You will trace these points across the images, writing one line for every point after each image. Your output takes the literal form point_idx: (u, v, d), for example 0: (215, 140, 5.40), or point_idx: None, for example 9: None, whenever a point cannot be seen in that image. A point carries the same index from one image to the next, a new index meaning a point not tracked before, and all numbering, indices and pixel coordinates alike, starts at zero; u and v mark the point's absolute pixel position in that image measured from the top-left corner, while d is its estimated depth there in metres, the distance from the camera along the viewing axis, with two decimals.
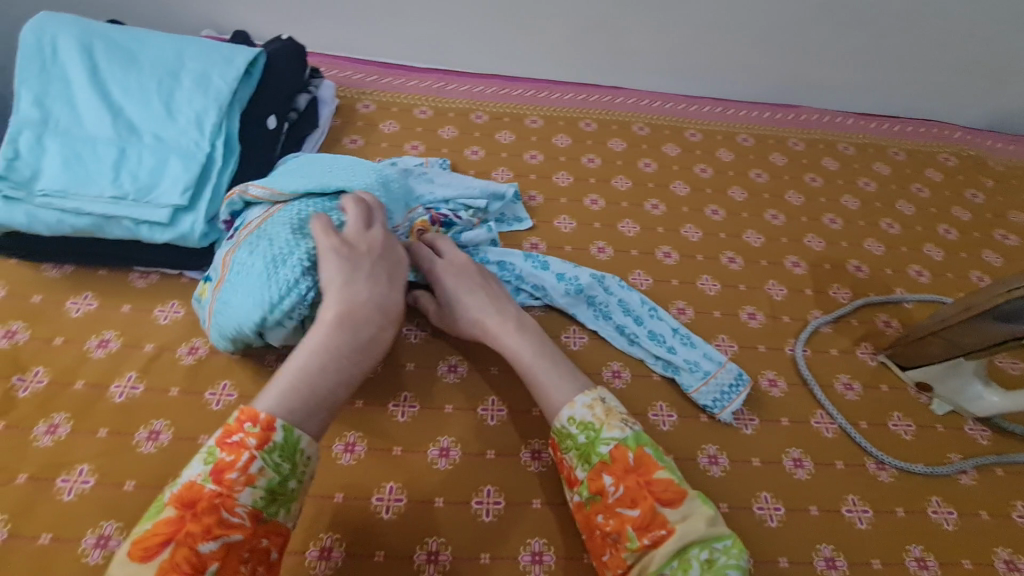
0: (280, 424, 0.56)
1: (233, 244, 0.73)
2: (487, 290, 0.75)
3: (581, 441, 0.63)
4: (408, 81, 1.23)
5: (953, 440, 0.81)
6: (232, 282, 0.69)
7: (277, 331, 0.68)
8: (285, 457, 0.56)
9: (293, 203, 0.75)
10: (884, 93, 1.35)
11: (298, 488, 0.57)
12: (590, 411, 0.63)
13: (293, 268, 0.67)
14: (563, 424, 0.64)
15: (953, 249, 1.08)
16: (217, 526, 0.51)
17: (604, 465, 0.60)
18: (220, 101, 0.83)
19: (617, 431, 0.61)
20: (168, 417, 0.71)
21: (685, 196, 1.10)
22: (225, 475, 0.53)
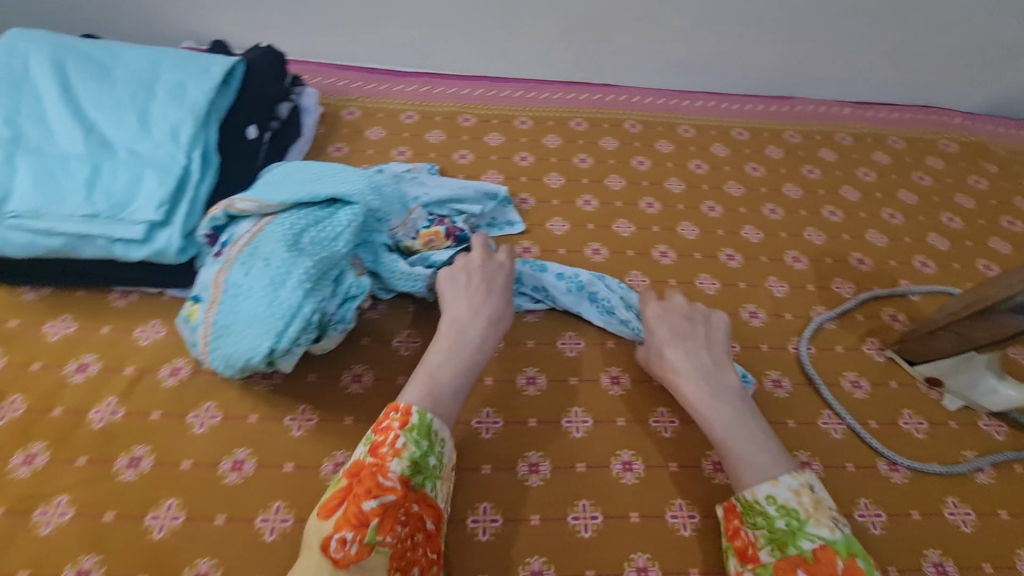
0: (417, 408, 0.62)
1: (218, 260, 0.70)
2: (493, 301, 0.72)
3: (778, 525, 0.59)
4: (393, 86, 1.21)
5: (967, 437, 0.78)
6: (223, 302, 0.66)
7: (259, 352, 0.64)
8: (422, 435, 0.60)
9: (279, 217, 0.73)
10: (880, 81, 1.32)
11: (438, 466, 0.60)
12: (797, 499, 0.60)
13: (291, 287, 0.66)
14: (756, 501, 0.61)
15: (958, 237, 1.05)
16: (376, 487, 0.55)
17: (802, 561, 0.56)
18: (197, 112, 0.80)
19: (825, 530, 0.57)
20: (149, 443, 0.68)
21: (680, 193, 1.08)
22: (381, 449, 0.58)
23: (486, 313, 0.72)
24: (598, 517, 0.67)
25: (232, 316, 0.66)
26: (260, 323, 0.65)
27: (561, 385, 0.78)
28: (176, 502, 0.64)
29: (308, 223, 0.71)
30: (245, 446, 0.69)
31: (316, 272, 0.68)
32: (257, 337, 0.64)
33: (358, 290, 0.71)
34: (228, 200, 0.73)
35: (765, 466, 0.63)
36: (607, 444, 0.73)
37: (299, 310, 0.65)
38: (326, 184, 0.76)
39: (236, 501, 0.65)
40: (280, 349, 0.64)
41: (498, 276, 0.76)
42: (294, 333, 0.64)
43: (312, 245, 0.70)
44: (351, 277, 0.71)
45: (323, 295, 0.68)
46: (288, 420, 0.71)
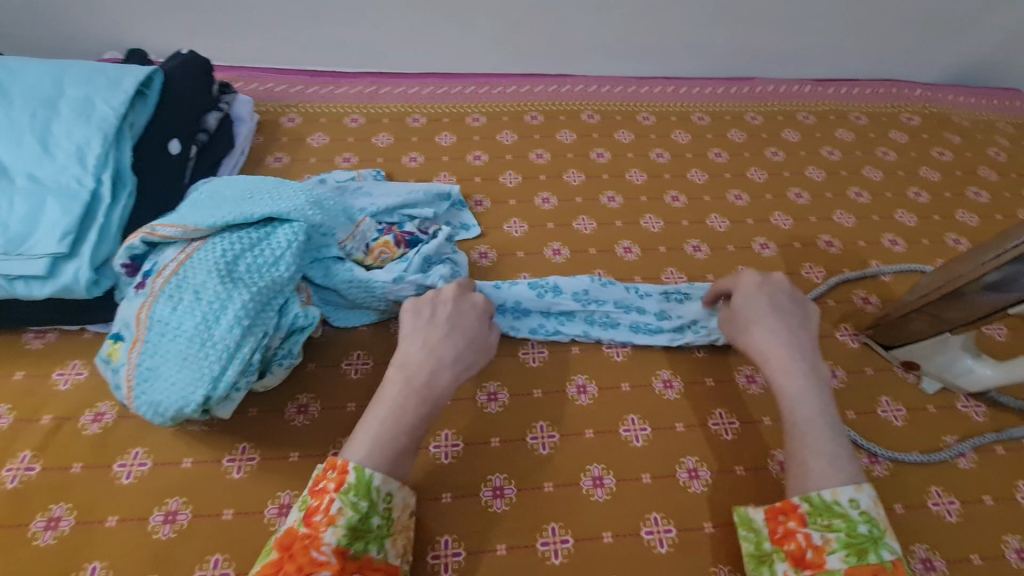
0: (353, 465, 0.56)
1: (141, 294, 0.62)
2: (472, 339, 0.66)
3: (860, 530, 0.55)
4: (336, 88, 1.14)
5: (946, 422, 0.75)
6: (149, 342, 0.59)
7: (193, 395, 0.56)
8: (361, 496, 0.54)
9: (209, 242, 0.64)
10: (839, 56, 1.30)
11: (385, 524, 0.56)
12: (878, 508, 0.56)
13: (226, 324, 0.58)
14: (836, 503, 0.56)
15: (925, 212, 1.03)
16: (309, 564, 0.50)
17: (882, 571, 0.53)
18: (106, 129, 0.73)
19: (899, 543, 0.55)
20: (70, 500, 0.61)
21: (642, 184, 1.04)
22: (314, 517, 0.53)
23: (442, 356, 0.63)
24: (569, 540, 0.63)
25: (158, 358, 0.58)
26: (192, 366, 0.57)
27: (524, 398, 0.74)
28: (101, 565, 0.58)
29: (243, 248, 0.63)
30: (178, 495, 0.62)
31: (255, 305, 0.59)
32: (189, 382, 0.56)
33: (305, 322, 0.63)
34: (149, 225, 0.65)
35: (828, 471, 0.58)
36: (576, 460, 0.69)
37: (238, 351, 0.58)
38: (261, 203, 0.67)
39: (169, 559, 0.59)
40: (216, 396, 0.57)
41: (464, 313, 0.67)
42: (232, 377, 0.57)
43: (250, 274, 0.61)
44: (296, 307, 0.63)
45: (265, 330, 0.60)
46: (226, 461, 0.65)
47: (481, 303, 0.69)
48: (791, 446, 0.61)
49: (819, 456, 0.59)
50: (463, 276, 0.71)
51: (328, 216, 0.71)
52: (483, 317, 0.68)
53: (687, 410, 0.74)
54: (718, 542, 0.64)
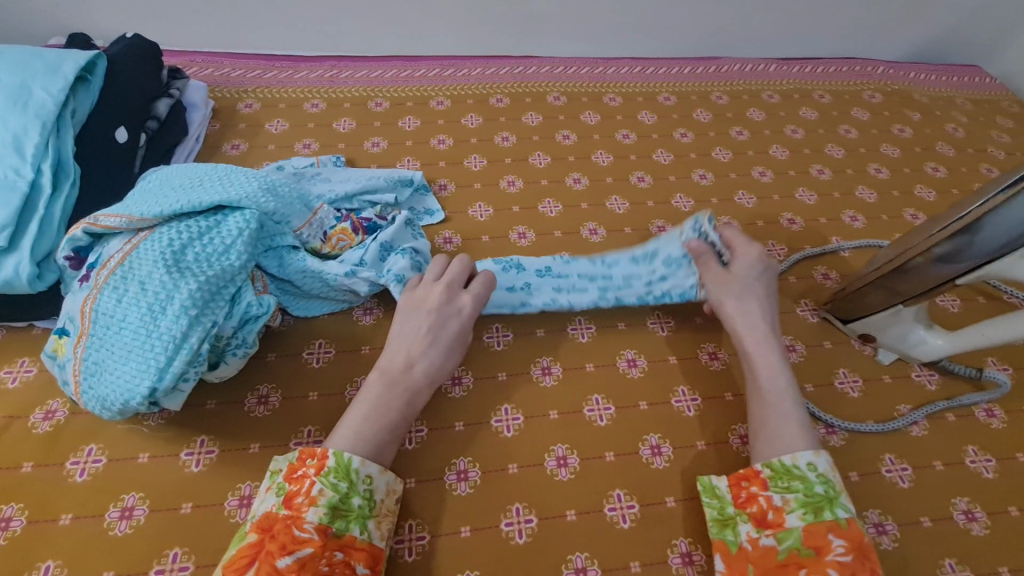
0: (333, 450, 0.57)
1: (86, 286, 0.60)
2: (449, 351, 0.67)
3: (816, 490, 0.57)
4: (296, 73, 1.11)
5: (901, 392, 0.77)
6: (94, 335, 0.57)
7: (141, 390, 0.55)
8: (341, 477, 0.56)
9: (155, 230, 0.62)
10: (803, 34, 1.31)
11: (367, 505, 0.56)
12: (833, 471, 0.59)
13: (172, 315, 0.56)
14: (795, 466, 0.59)
15: (885, 188, 1.05)
16: (291, 542, 0.51)
17: (837, 527, 0.55)
18: (45, 117, 0.70)
19: (851, 503, 0.58)
20: (21, 499, 0.60)
21: (609, 166, 1.03)
22: (295, 500, 0.54)
23: (422, 365, 0.65)
24: (533, 520, 0.64)
25: (104, 351, 0.56)
26: (138, 358, 0.55)
27: (488, 382, 0.73)
28: (55, 563, 0.57)
29: (191, 237, 0.61)
30: (134, 490, 0.61)
31: (203, 294, 0.58)
32: (136, 375, 0.55)
33: (260, 310, 0.62)
34: (92, 215, 0.62)
35: (795, 436, 0.61)
36: (540, 441, 0.69)
37: (186, 341, 0.56)
38: (210, 191, 0.65)
39: (125, 554, 0.58)
40: (164, 387, 0.55)
41: (449, 324, 0.67)
42: (179, 368, 0.55)
43: (197, 263, 0.60)
44: (249, 295, 0.62)
45: (215, 319, 0.59)
46: (184, 455, 0.64)
47: (467, 310, 0.69)
48: (767, 408, 0.64)
49: (789, 422, 0.62)
50: (450, 277, 0.70)
51: (281, 204, 0.69)
52: (467, 325, 0.69)
53: (650, 388, 0.75)
54: (679, 516, 0.65)
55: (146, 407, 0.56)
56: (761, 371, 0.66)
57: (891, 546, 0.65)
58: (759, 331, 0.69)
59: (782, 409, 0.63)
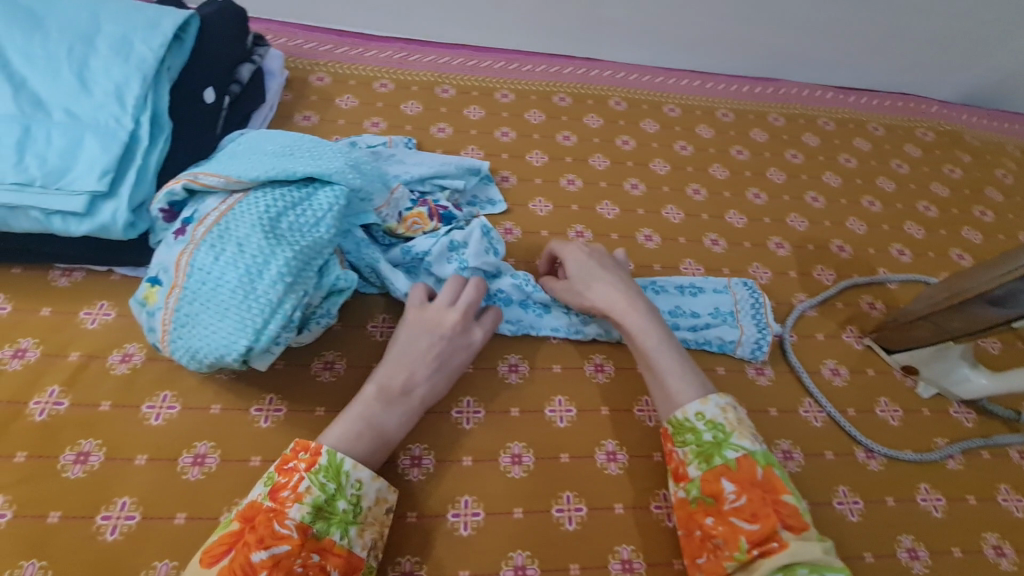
0: (326, 450, 0.58)
1: (182, 241, 0.62)
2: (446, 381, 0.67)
3: (705, 439, 0.61)
4: (366, 51, 1.13)
5: (939, 425, 0.79)
6: (187, 289, 0.59)
7: (236, 348, 0.57)
8: (330, 477, 0.56)
9: (250, 195, 0.65)
10: (861, 66, 1.32)
11: (352, 510, 0.56)
12: (723, 415, 0.62)
13: (269, 280, 0.59)
14: (685, 419, 0.63)
15: (933, 226, 1.07)
16: (269, 536, 0.51)
17: (728, 470, 0.58)
18: (145, 70, 0.72)
19: (748, 441, 0.59)
20: (99, 436, 0.62)
21: (666, 175, 1.05)
22: (282, 494, 0.54)
23: (423, 390, 0.65)
24: (582, 509, 0.66)
25: (197, 305, 0.59)
26: (234, 316, 0.58)
27: (543, 372, 0.75)
28: (130, 501, 0.59)
29: (286, 206, 0.63)
30: (206, 439, 0.64)
31: (297, 263, 0.60)
32: (232, 333, 0.58)
33: (345, 284, 0.65)
34: (190, 172, 0.65)
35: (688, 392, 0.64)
36: (592, 434, 0.71)
37: (280, 306, 0.59)
38: (302, 162, 0.67)
39: (197, 499, 0.60)
40: (258, 348, 0.58)
41: (456, 353, 0.68)
42: (274, 331, 0.58)
43: (291, 232, 0.62)
44: (337, 269, 0.64)
45: (306, 289, 0.61)
46: (254, 411, 0.66)
47: (476, 343, 0.69)
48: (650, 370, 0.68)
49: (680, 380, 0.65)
50: (466, 305, 0.69)
51: (365, 180, 0.71)
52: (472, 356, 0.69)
53: None
54: None
55: (238, 363, 0.59)
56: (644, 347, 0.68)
57: (921, 571, 0.67)
58: (627, 308, 0.71)
59: (663, 364, 0.67)
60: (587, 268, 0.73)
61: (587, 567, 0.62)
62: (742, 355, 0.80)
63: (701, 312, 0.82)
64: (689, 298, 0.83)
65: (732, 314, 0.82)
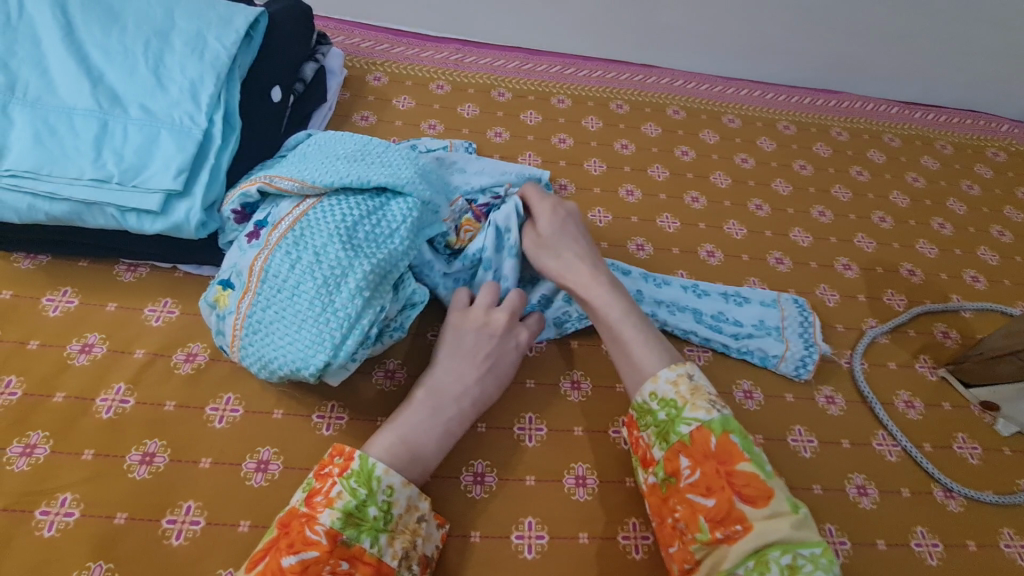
0: (358, 453, 0.56)
1: (257, 244, 0.62)
2: (493, 382, 0.65)
3: (660, 418, 0.57)
4: (423, 51, 1.12)
5: (1022, 466, 0.75)
6: (262, 295, 0.59)
7: (310, 362, 0.56)
8: (361, 482, 0.54)
9: (324, 201, 0.64)
10: (929, 80, 1.27)
11: (383, 517, 0.53)
12: (674, 389, 0.57)
13: (348, 293, 0.57)
14: (644, 401, 0.59)
15: (1008, 252, 1.02)
16: (300, 540, 0.50)
17: (684, 446, 0.55)
18: (219, 68, 0.71)
19: (701, 412, 0.55)
20: (163, 437, 0.62)
21: (727, 188, 1.02)
22: (315, 498, 0.53)
23: (474, 393, 0.63)
24: (649, 537, 0.63)
25: (270, 312, 0.58)
26: (312, 329, 0.57)
27: (606, 390, 0.73)
28: (195, 505, 0.58)
29: (361, 215, 0.63)
30: (269, 444, 0.63)
31: (374, 276, 0.59)
32: (309, 347, 0.56)
33: (419, 298, 0.65)
34: (265, 176, 0.65)
35: (648, 367, 0.60)
36: None
37: (358, 321, 0.57)
38: (376, 169, 0.66)
39: (261, 506, 0.59)
40: (336, 363, 0.56)
41: (505, 353, 0.66)
42: (352, 346, 0.56)
43: (367, 242, 0.61)
44: (413, 283, 0.64)
45: (383, 304, 0.60)
46: (316, 417, 0.65)
47: (524, 344, 0.67)
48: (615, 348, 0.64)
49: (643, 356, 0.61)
50: (512, 307, 0.67)
51: (433, 189, 0.70)
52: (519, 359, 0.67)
53: (768, 422, 0.74)
54: None
55: (313, 379, 0.57)
56: (608, 318, 0.65)
57: None
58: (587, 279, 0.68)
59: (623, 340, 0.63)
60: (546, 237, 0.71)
61: None
62: (784, 371, 0.77)
63: (745, 324, 0.79)
64: (734, 307, 0.80)
65: (776, 329, 0.79)
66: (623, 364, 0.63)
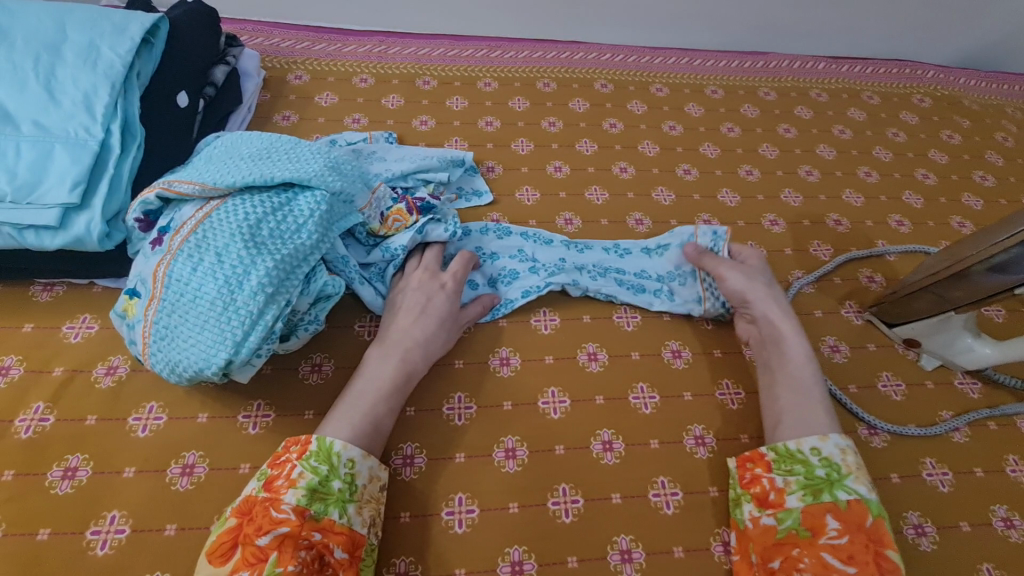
0: (316, 434, 0.58)
1: (161, 251, 0.62)
2: (427, 323, 0.68)
3: (817, 473, 0.60)
4: (344, 46, 1.10)
5: (943, 397, 0.78)
6: (166, 300, 0.60)
7: (212, 361, 0.58)
8: (322, 460, 0.56)
9: (227, 201, 0.64)
10: (855, 35, 1.27)
11: (348, 488, 0.56)
12: (841, 455, 0.61)
13: (249, 290, 0.58)
14: (798, 451, 0.62)
15: (932, 194, 1.04)
16: (268, 522, 0.51)
17: (835, 508, 0.58)
18: (114, 77, 0.70)
19: (863, 487, 0.59)
20: (86, 450, 0.62)
21: (655, 156, 1.03)
22: (275, 483, 0.55)
23: (415, 334, 0.67)
24: (579, 500, 0.65)
25: (175, 317, 0.59)
26: (214, 329, 0.58)
27: (535, 363, 0.74)
28: (120, 514, 0.59)
29: (267, 212, 0.63)
30: (194, 449, 0.63)
31: (278, 273, 0.60)
32: (211, 347, 0.58)
33: (333, 289, 0.65)
34: (165, 181, 0.65)
35: (816, 421, 0.64)
36: (587, 424, 0.70)
37: (261, 317, 0.59)
38: (282, 165, 0.66)
39: (188, 509, 0.59)
40: (238, 360, 0.58)
41: (434, 297, 0.70)
42: (255, 343, 0.58)
43: (272, 239, 0.62)
44: (324, 274, 0.64)
45: (289, 298, 0.61)
46: (241, 417, 0.66)
47: (451, 287, 0.72)
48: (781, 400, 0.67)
49: (809, 410, 0.65)
50: (429, 262, 0.73)
51: (346, 180, 0.69)
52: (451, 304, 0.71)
53: (695, 379, 0.75)
54: (720, 506, 0.66)
55: (219, 376, 0.59)
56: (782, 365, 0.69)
57: (929, 547, 0.66)
58: (782, 320, 0.72)
59: (803, 397, 0.66)
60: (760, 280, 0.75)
61: (586, 559, 0.62)
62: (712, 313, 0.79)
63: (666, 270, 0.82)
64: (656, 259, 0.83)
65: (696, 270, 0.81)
66: (780, 413, 0.66)
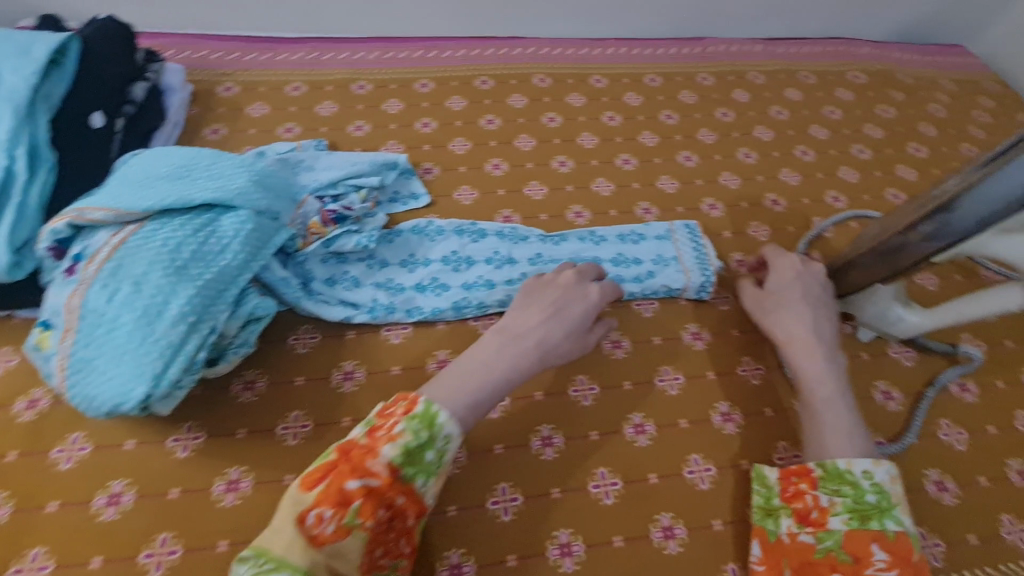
0: (425, 398, 0.56)
1: (73, 280, 0.61)
2: (554, 330, 0.64)
3: (868, 500, 0.58)
4: (276, 55, 1.09)
5: (879, 368, 0.79)
6: (82, 331, 0.58)
7: (131, 394, 0.56)
8: (424, 425, 0.54)
9: (144, 225, 0.63)
10: (791, 15, 1.29)
11: (437, 462, 0.54)
12: (891, 483, 0.59)
13: (170, 320, 0.58)
14: (848, 471, 0.59)
15: (867, 168, 1.06)
16: (362, 469, 0.51)
17: (883, 537, 0.56)
18: (17, 102, 0.69)
19: (910, 521, 0.57)
20: (7, 488, 0.60)
21: (593, 148, 1.03)
22: (376, 432, 0.53)
23: (541, 334, 0.63)
24: (518, 498, 0.65)
25: (92, 349, 0.58)
26: (132, 361, 0.57)
27: None
28: (43, 550, 0.57)
29: (187, 235, 0.62)
30: (122, 477, 0.62)
31: (201, 300, 0.60)
32: (130, 379, 0.57)
33: (263, 311, 0.66)
34: (76, 208, 0.63)
35: (855, 440, 0.61)
36: (527, 421, 0.70)
37: (183, 347, 0.58)
38: (201, 185, 0.65)
39: (116, 540, 0.58)
40: (159, 392, 0.57)
41: (569, 304, 0.66)
42: (176, 374, 0.58)
43: (196, 266, 0.61)
44: (253, 298, 0.65)
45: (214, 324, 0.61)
46: (171, 442, 0.64)
47: (593, 300, 0.68)
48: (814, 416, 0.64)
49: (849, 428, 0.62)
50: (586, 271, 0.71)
51: (273, 196, 0.69)
52: (593, 313, 0.67)
53: (634, 368, 0.75)
54: (660, 493, 0.67)
55: (138, 411, 0.58)
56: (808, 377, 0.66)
57: None
58: (799, 335, 0.69)
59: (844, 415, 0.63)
60: (786, 292, 0.73)
61: (525, 556, 0.62)
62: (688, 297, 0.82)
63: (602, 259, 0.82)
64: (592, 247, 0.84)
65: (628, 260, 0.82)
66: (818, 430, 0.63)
